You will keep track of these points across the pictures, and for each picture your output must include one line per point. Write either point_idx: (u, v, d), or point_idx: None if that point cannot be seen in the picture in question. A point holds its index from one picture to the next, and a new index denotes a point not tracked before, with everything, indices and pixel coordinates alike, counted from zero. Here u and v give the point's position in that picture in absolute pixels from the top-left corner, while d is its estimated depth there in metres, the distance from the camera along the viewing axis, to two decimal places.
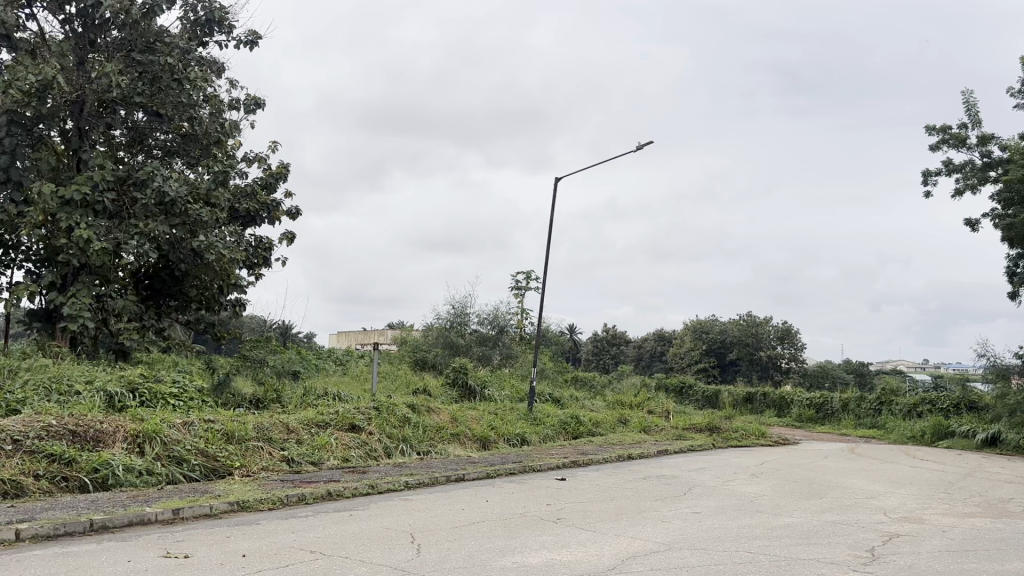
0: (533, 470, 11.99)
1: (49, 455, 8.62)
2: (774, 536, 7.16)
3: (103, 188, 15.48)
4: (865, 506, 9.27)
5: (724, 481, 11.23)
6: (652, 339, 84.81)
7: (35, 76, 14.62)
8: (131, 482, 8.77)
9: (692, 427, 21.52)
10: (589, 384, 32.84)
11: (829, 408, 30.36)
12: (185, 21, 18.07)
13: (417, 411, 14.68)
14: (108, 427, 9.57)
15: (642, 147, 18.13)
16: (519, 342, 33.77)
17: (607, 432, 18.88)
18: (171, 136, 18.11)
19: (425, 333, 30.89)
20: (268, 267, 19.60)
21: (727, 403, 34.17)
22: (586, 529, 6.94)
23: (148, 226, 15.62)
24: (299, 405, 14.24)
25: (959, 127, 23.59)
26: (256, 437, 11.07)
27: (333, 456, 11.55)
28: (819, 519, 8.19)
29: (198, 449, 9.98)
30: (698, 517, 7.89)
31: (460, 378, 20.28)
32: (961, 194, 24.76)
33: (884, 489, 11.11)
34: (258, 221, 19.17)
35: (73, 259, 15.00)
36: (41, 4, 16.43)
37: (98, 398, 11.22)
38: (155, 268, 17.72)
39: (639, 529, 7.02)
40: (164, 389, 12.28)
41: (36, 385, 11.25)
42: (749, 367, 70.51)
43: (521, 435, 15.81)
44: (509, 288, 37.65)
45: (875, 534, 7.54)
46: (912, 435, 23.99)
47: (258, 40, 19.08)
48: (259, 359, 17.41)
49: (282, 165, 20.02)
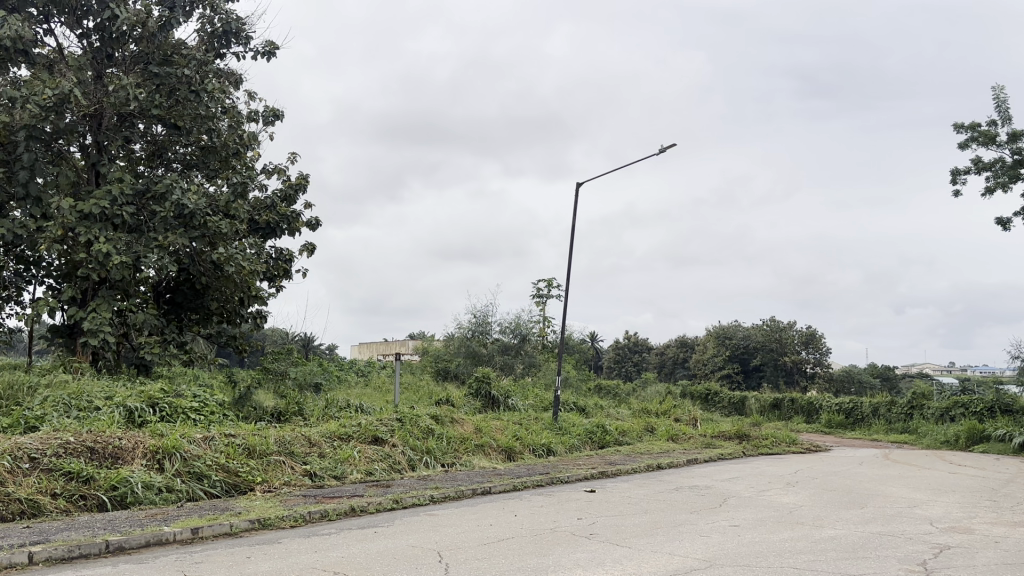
0: (561, 481, 11.69)
1: (66, 473, 8.43)
2: (818, 549, 6.81)
3: (122, 201, 15.40)
4: (910, 516, 8.87)
5: (759, 491, 10.87)
6: (673, 345, 84.06)
7: (52, 90, 14.60)
8: (151, 500, 8.58)
9: (721, 434, 21.11)
10: (613, 392, 32.48)
11: (859, 412, 29.76)
12: (201, 33, 18.01)
13: (440, 422, 14.41)
14: (127, 442, 9.37)
15: (664, 149, 17.80)
16: (541, 350, 33.49)
17: (633, 441, 18.52)
18: (189, 150, 18.01)
19: (446, 343, 30.65)
20: (289, 279, 19.42)
21: (754, 410, 33.66)
22: (621, 546, 6.62)
23: (168, 239, 15.48)
24: (321, 418, 14.01)
25: (989, 125, 23.05)
26: (278, 451, 10.84)
27: (356, 469, 11.30)
28: (863, 531, 7.82)
29: (219, 464, 9.77)
30: (737, 530, 7.55)
31: (483, 388, 19.98)
32: (992, 193, 24.18)
33: (926, 497, 10.68)
34: (278, 232, 18.91)
35: (92, 273, 14.88)
36: (57, 20, 16.42)
37: (117, 413, 11.03)
38: (175, 281, 17.61)
39: (677, 545, 6.70)
40: (184, 404, 12.10)
41: (55, 401, 11.10)
42: (774, 373, 69.23)
43: (546, 446, 15.52)
44: (532, 296, 37.38)
45: (925, 546, 7.15)
46: (946, 439, 23.44)
47: (276, 51, 18.98)
48: (280, 371, 17.15)
49: (301, 176, 19.89)
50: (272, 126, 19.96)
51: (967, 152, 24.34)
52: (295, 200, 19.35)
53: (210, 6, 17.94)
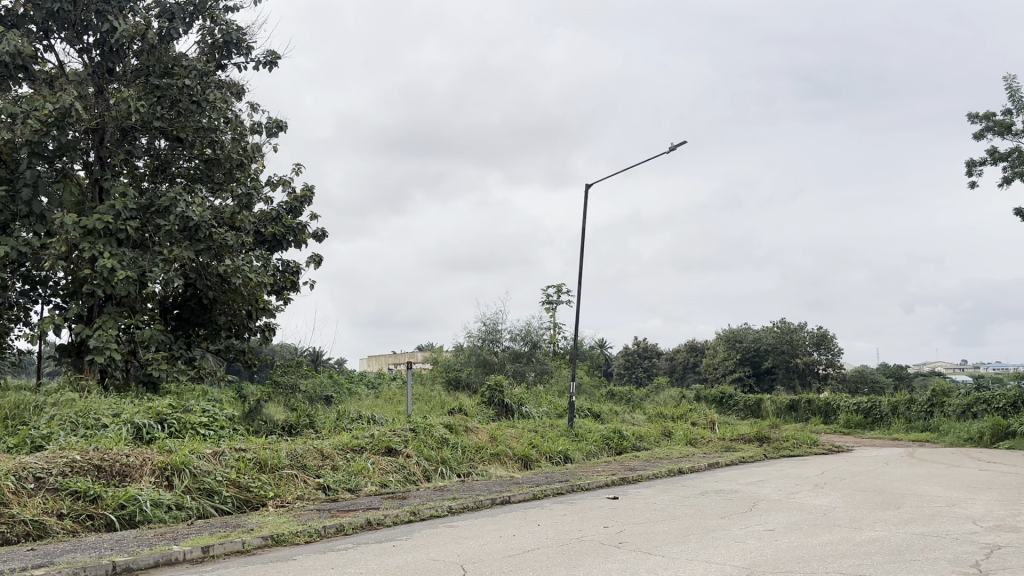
0: (582, 489, 11.32)
1: (73, 493, 8.12)
2: (861, 553, 6.45)
3: (126, 215, 15.16)
4: (951, 515, 8.50)
5: (789, 493, 10.50)
6: (683, 351, 84.14)
7: (52, 104, 14.37)
8: (160, 519, 8.28)
9: (740, 437, 20.71)
10: (626, 398, 32.09)
11: (877, 411, 29.27)
12: (202, 45, 17.85)
13: (454, 431, 14.12)
14: (135, 459, 9.09)
15: (676, 146, 17.52)
16: (552, 356, 33.19)
17: (651, 446, 18.16)
18: (194, 164, 17.74)
19: (456, 352, 30.30)
20: (297, 291, 19.13)
21: (770, 412, 33.23)
22: (654, 554, 6.28)
23: (173, 253, 15.20)
24: (333, 430, 13.68)
25: (1004, 114, 22.70)
26: (290, 465, 10.53)
27: (370, 482, 10.96)
28: (905, 531, 7.46)
29: (230, 480, 9.46)
30: (772, 535, 7.21)
31: (495, 396, 19.61)
32: (1010, 184, 23.77)
33: (964, 495, 10.29)
34: (284, 245, 18.60)
35: (98, 289, 14.63)
36: (57, 36, 16.24)
37: (125, 430, 10.75)
38: (182, 296, 17.39)
39: (713, 552, 6.35)
40: (193, 419, 11.80)
41: (62, 420, 10.81)
42: (786, 375, 68.66)
43: (563, 453, 15.16)
44: (541, 302, 37.09)
45: (974, 547, 6.78)
46: (970, 437, 22.97)
47: (278, 61, 18.78)
48: (290, 385, 16.85)
49: (306, 188, 19.65)
50: (275, 137, 19.75)
51: (982, 142, 23.97)
52: (300, 212, 19.13)
53: (210, 17, 17.79)
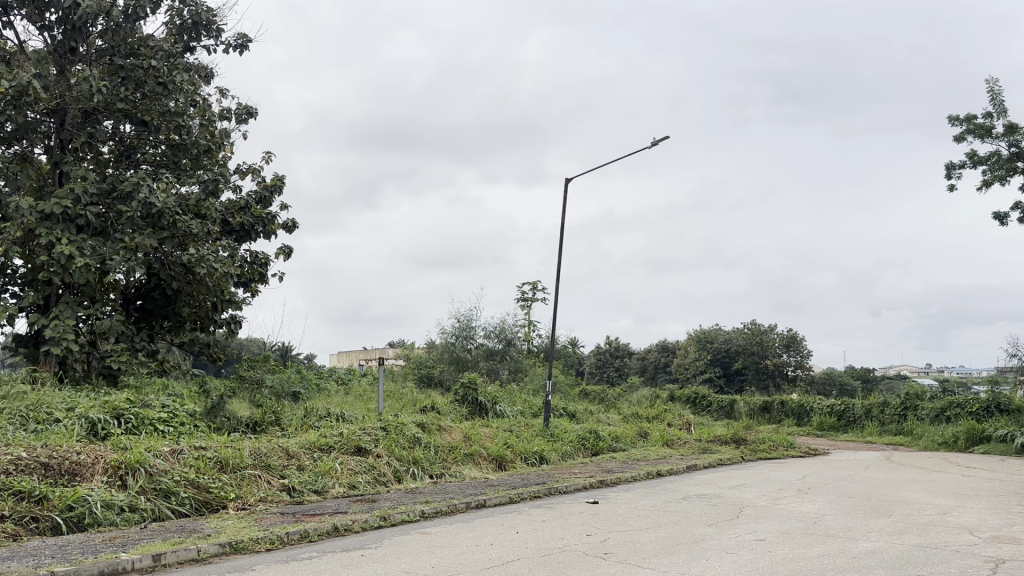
0: (559, 492, 10.88)
1: (16, 493, 7.52)
2: (861, 567, 6.06)
3: (86, 200, 14.43)
4: (946, 524, 8.18)
5: (774, 499, 10.15)
6: (655, 350, 84.50)
7: (9, 82, 13.63)
8: (111, 522, 7.71)
9: (717, 439, 20.39)
10: (599, 397, 31.72)
11: (850, 414, 29.15)
12: (170, 26, 17.14)
13: (426, 429, 13.64)
14: (86, 457, 8.49)
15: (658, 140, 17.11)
16: (525, 354, 32.73)
17: (626, 447, 17.79)
18: (161, 150, 17.05)
19: (428, 350, 29.72)
20: (265, 284, 18.54)
21: (744, 413, 33.08)
22: (643, 567, 5.87)
23: (135, 240, 14.47)
24: (299, 429, 13.12)
25: (984, 117, 22.62)
26: (253, 465, 9.97)
27: (337, 483, 10.44)
28: (901, 543, 7.09)
29: (187, 479, 8.89)
30: (764, 545, 6.84)
31: (469, 394, 19.09)
32: (989, 187, 23.68)
33: (952, 503, 10.00)
34: (253, 235, 17.97)
35: (54, 277, 13.88)
36: (18, 12, 15.51)
37: (78, 426, 10.15)
38: (145, 287, 16.71)
39: (706, 564, 5.96)
40: (152, 415, 11.19)
41: (11, 414, 10.18)
42: (756, 376, 68.88)
43: (538, 453, 14.76)
44: (516, 299, 36.62)
45: (977, 560, 6.43)
46: (944, 441, 22.86)
47: (248, 44, 18.13)
48: (256, 379, 16.22)
49: (276, 177, 19.02)
50: (246, 124, 19.09)
51: (963, 146, 23.87)
52: (269, 202, 18.46)
53: None
